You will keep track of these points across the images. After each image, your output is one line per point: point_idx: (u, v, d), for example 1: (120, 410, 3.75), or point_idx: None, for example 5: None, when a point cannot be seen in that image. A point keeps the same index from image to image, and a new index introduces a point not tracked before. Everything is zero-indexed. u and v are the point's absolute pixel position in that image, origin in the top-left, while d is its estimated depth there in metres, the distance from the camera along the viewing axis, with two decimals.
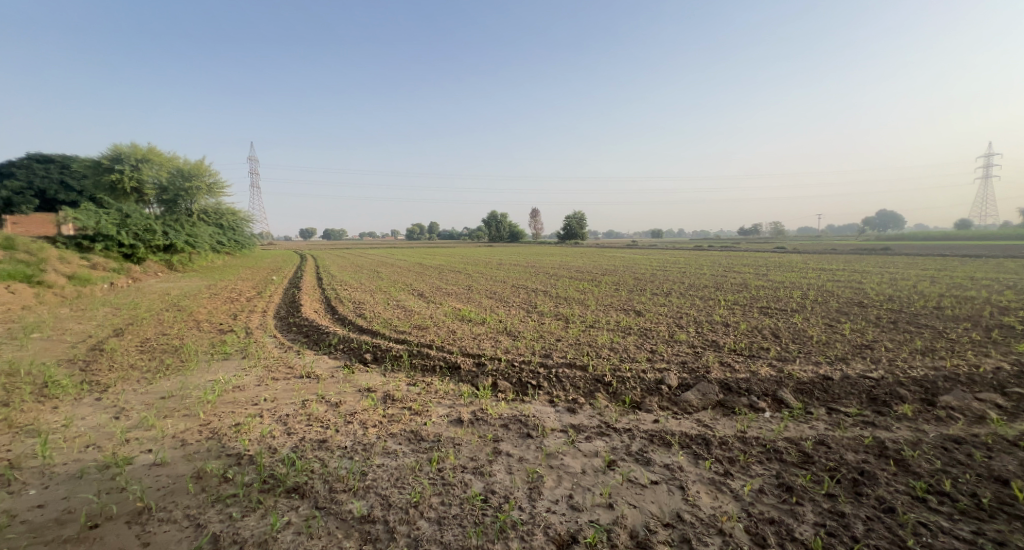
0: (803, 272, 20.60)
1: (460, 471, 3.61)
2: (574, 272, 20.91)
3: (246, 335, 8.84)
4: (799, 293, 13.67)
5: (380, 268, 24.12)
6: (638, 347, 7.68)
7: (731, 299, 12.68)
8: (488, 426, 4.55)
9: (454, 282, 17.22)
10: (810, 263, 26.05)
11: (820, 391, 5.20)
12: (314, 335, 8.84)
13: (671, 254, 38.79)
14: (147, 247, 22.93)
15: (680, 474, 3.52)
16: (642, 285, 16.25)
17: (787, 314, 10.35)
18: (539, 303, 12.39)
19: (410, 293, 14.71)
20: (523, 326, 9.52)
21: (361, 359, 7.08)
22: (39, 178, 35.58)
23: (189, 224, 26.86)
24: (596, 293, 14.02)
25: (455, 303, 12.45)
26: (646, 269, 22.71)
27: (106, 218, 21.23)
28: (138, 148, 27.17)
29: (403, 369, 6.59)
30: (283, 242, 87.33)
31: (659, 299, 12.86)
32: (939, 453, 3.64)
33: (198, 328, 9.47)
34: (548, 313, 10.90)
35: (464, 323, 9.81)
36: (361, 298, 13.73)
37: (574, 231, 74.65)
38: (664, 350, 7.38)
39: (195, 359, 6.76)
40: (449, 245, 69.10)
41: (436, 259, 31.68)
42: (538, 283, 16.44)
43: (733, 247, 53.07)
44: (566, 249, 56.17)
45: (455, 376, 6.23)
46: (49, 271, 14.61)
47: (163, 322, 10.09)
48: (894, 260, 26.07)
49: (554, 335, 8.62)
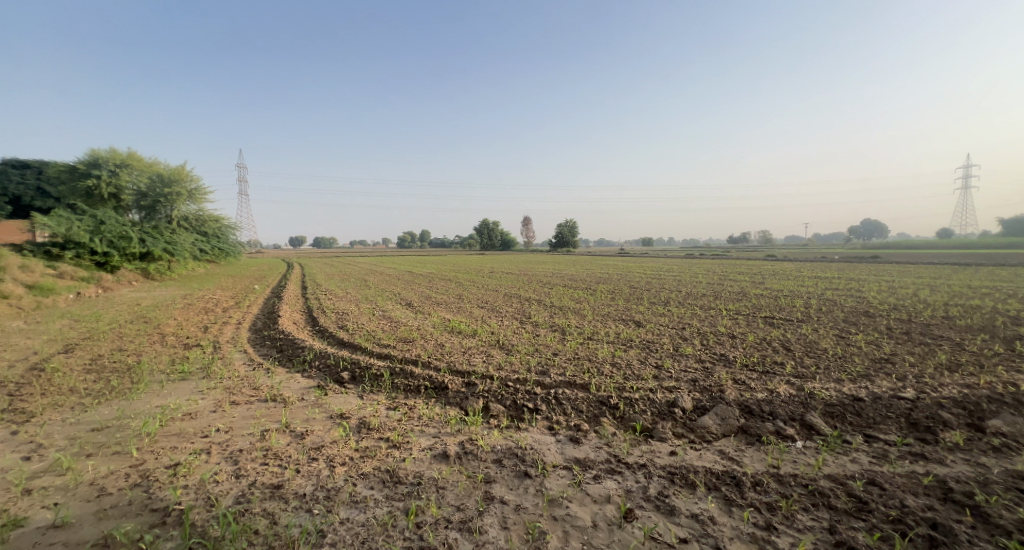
0: (800, 280, 20.22)
1: (442, 527, 2.97)
2: (567, 280, 20.34)
3: (213, 350, 8.06)
4: (800, 302, 13.22)
5: (368, 277, 23.31)
6: (642, 362, 7.07)
7: (732, 309, 12.17)
8: (478, 462, 3.87)
9: (444, 291, 16.52)
10: (805, 271, 25.73)
11: (853, 414, 4.58)
12: (287, 350, 8.08)
13: (664, 262, 38.52)
14: (122, 255, 21.88)
15: (713, 528, 2.91)
16: (639, 293, 15.69)
17: (793, 324, 9.83)
18: (533, 313, 11.74)
19: (397, 302, 13.95)
20: (516, 338, 8.85)
21: (337, 379, 6.34)
22: (14, 185, 34.28)
23: (169, 231, 25.79)
24: (592, 303, 13.41)
25: (444, 313, 11.76)
26: (641, 278, 22.18)
27: (78, 224, 20.18)
28: (117, 153, 26.09)
29: (383, 390, 5.86)
30: (269, 250, 85.59)
31: (659, 309, 12.29)
32: (1016, 497, 3.05)
33: (161, 343, 8.66)
34: (543, 324, 10.27)
35: (453, 335, 9.11)
36: (345, 308, 12.97)
37: (565, 239, 74.47)
38: (670, 366, 6.78)
39: (147, 381, 6.00)
40: (440, 253, 68.48)
41: (426, 266, 30.97)
42: (531, 292, 15.79)
43: (724, 256, 53.38)
44: (558, 257, 55.92)
45: (441, 397, 5.55)
46: (7, 281, 13.63)
47: (124, 337, 9.25)
48: (887, 268, 25.98)
49: (550, 348, 7.96)
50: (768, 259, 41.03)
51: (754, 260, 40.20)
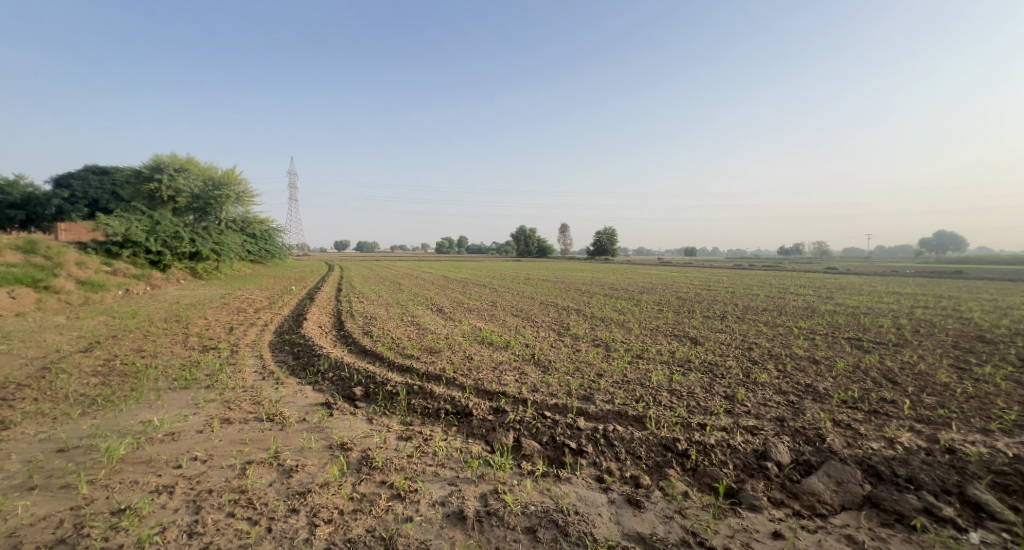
0: (876, 296, 17.94)
1: None
2: (609, 289, 19.05)
3: (229, 355, 7.51)
4: (888, 322, 11.35)
5: (403, 281, 22.93)
6: (707, 391, 5.85)
7: (805, 327, 10.54)
8: (502, 531, 2.91)
9: (477, 297, 15.68)
10: (877, 286, 23.11)
11: None
12: (304, 357, 7.44)
13: (711, 273, 36.28)
14: (174, 254, 22.63)
15: None
16: (690, 306, 14.19)
17: (889, 349, 8.20)
18: (572, 324, 10.63)
19: (427, 308, 13.22)
20: (554, 352, 7.81)
21: (348, 395, 5.55)
22: (93, 189, 37.18)
23: (218, 232, 26.63)
24: (638, 315, 12.12)
25: (475, 321, 10.85)
26: (690, 288, 20.51)
27: (136, 224, 20.97)
28: (177, 158, 27.45)
29: (397, 413, 4.99)
30: (315, 253, 88.57)
31: (716, 324, 10.85)
32: None
33: (180, 345, 8.22)
34: (584, 337, 9.16)
35: (483, 347, 8.20)
36: (374, 312, 12.42)
37: (605, 246, 72.44)
38: (745, 399, 5.53)
39: (146, 388, 5.43)
40: (478, 259, 68.24)
41: (462, 272, 30.46)
42: (570, 301, 14.67)
43: (778, 266, 50.08)
44: (595, 265, 54.52)
45: (464, 427, 4.60)
46: (60, 276, 14.04)
47: (147, 336, 8.92)
48: (977, 284, 22.95)
49: (595, 368, 6.86)
50: (829, 272, 37.77)
51: (811, 273, 37.10)
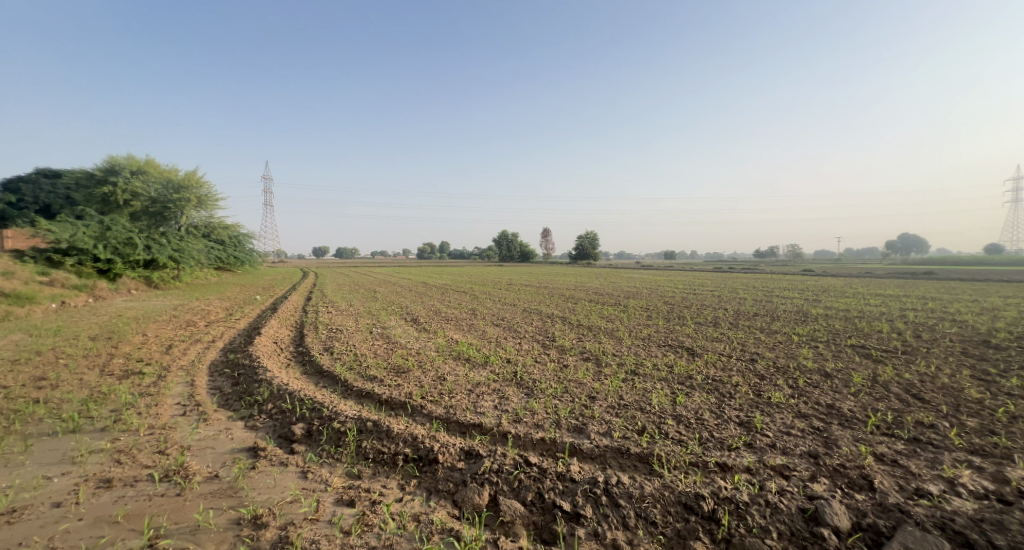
0: (863, 298, 17.69)
1: None
2: (594, 294, 18.25)
3: (152, 382, 6.27)
4: (888, 327, 10.77)
5: (377, 288, 21.63)
6: (719, 417, 4.94)
7: (804, 334, 9.83)
8: None
9: (455, 305, 14.58)
10: (859, 287, 22.99)
11: None
12: (243, 383, 6.25)
13: (695, 276, 35.91)
14: (125, 262, 20.64)
15: None
16: (681, 312, 13.43)
17: (902, 359, 7.53)
18: (558, 334, 9.67)
19: (400, 318, 12.10)
20: (539, 369, 6.84)
21: (285, 436, 4.44)
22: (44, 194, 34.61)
23: (178, 238, 24.84)
24: (627, 322, 11.27)
25: (450, 333, 9.77)
26: (676, 292, 19.83)
27: (83, 230, 19.24)
28: (134, 160, 25.81)
29: (342, 461, 3.92)
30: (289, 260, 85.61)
31: (712, 332, 10.07)
32: None
33: (96, 370, 6.91)
34: (572, 350, 8.23)
35: (458, 364, 7.16)
36: (340, 323, 11.24)
37: (587, 251, 72.11)
38: (766, 427, 4.64)
39: (16, 436, 4.21)
40: (459, 264, 67.07)
41: (442, 277, 29.30)
42: (555, 308, 13.73)
43: (756, 269, 50.51)
44: (577, 271, 53.98)
45: (426, 480, 3.57)
46: None
47: (59, 360, 7.52)
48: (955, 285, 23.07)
49: (587, 388, 5.93)
50: (809, 274, 38.09)
51: (790, 275, 37.33)
